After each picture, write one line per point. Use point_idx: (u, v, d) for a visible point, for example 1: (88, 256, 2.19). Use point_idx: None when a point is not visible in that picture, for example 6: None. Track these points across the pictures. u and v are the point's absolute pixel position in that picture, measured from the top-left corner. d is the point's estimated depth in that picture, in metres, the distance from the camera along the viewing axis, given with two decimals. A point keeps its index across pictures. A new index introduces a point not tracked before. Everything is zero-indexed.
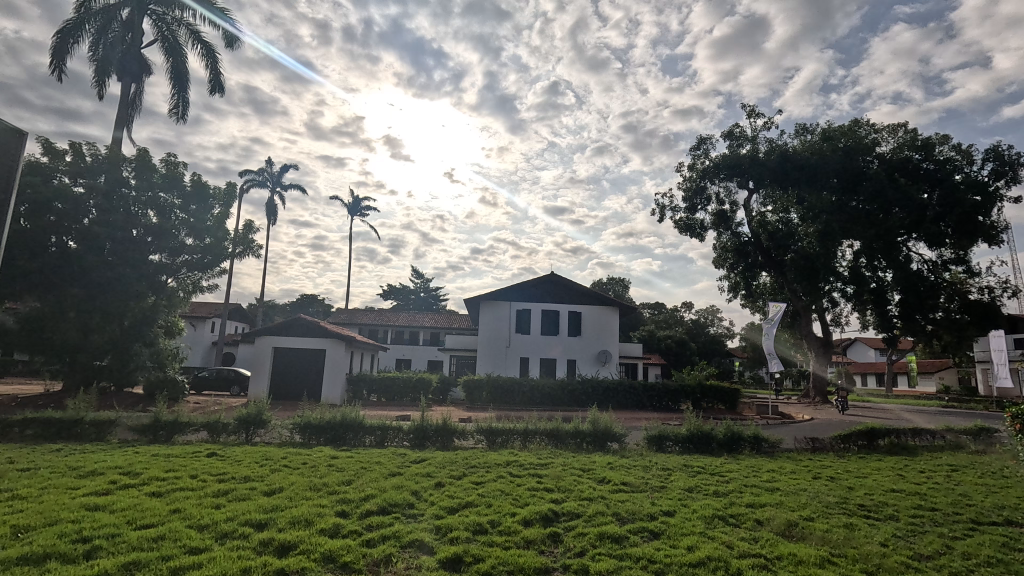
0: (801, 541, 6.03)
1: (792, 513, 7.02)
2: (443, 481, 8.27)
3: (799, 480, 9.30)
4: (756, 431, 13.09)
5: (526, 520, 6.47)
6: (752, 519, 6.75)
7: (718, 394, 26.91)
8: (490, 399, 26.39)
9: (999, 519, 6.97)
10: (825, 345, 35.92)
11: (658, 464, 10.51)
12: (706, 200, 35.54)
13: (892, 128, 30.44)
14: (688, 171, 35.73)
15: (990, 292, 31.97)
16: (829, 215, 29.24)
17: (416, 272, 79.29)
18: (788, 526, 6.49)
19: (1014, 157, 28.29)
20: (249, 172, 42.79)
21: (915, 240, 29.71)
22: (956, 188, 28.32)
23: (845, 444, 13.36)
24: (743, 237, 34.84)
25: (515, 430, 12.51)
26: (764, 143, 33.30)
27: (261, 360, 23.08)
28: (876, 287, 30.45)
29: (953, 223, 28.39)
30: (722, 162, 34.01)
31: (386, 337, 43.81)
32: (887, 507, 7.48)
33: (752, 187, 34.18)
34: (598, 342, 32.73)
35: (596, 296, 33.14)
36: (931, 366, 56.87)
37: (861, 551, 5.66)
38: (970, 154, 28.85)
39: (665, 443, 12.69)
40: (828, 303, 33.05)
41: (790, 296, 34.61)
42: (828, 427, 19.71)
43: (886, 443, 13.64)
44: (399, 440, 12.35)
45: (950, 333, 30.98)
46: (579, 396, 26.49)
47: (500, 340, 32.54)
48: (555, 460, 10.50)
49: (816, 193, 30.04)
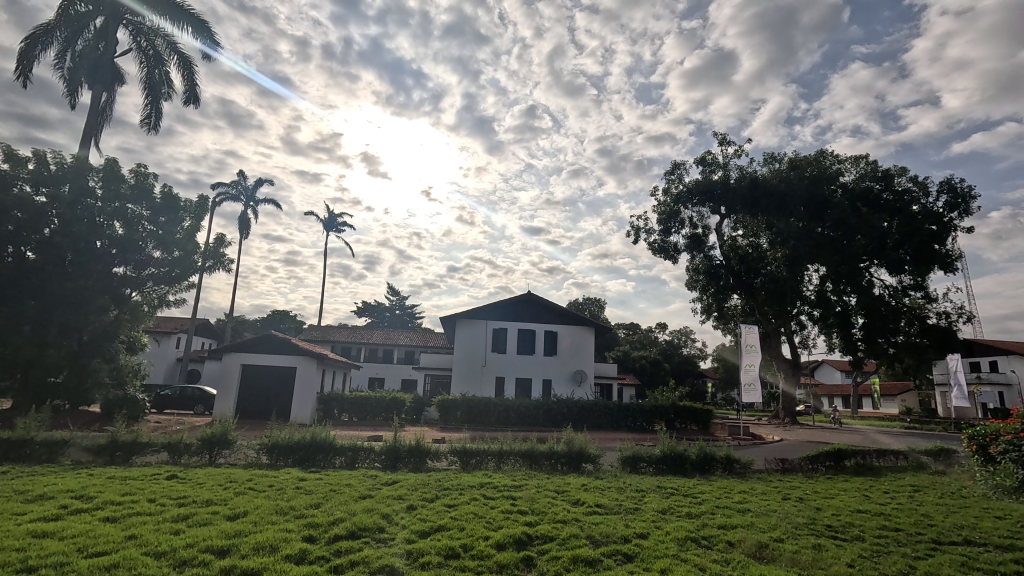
0: (772, 564, 6.09)
1: (762, 534, 7.10)
2: (416, 504, 8.11)
3: (769, 501, 9.40)
4: (728, 451, 13.25)
5: (499, 543, 6.38)
6: (724, 541, 6.80)
7: (692, 415, 27.20)
8: (465, 419, 26.11)
9: (959, 538, 7.19)
10: (794, 366, 36.72)
11: (632, 486, 10.52)
12: (680, 223, 36.38)
13: (855, 159, 31.86)
14: (663, 195, 36.67)
15: (947, 318, 33.36)
16: (797, 241, 30.34)
17: (391, 288, 79.04)
18: (759, 547, 6.57)
19: (966, 191, 29.94)
20: (222, 185, 41.95)
21: (876, 266, 30.95)
22: (914, 218, 29.80)
23: (813, 465, 13.64)
24: (715, 259, 35.55)
25: (489, 450, 12.34)
26: (735, 170, 34.55)
27: (228, 378, 22.50)
28: (841, 311, 31.56)
29: (912, 252, 29.83)
30: (695, 187, 35.02)
31: (360, 355, 43.09)
32: (853, 528, 7.64)
33: (724, 212, 35.34)
34: (573, 362, 32.82)
35: (571, 317, 33.36)
36: (894, 388, 58.88)
37: (829, 571, 5.78)
38: (927, 186, 30.39)
39: (639, 464, 12.72)
40: (796, 325, 33.96)
41: (760, 318, 35.44)
42: (796, 448, 19.96)
43: (852, 464, 13.97)
44: (371, 461, 12.09)
45: (911, 357, 32.16)
46: (555, 416, 26.37)
47: (476, 358, 32.34)
48: (529, 482, 10.42)
49: (784, 218, 31.25)
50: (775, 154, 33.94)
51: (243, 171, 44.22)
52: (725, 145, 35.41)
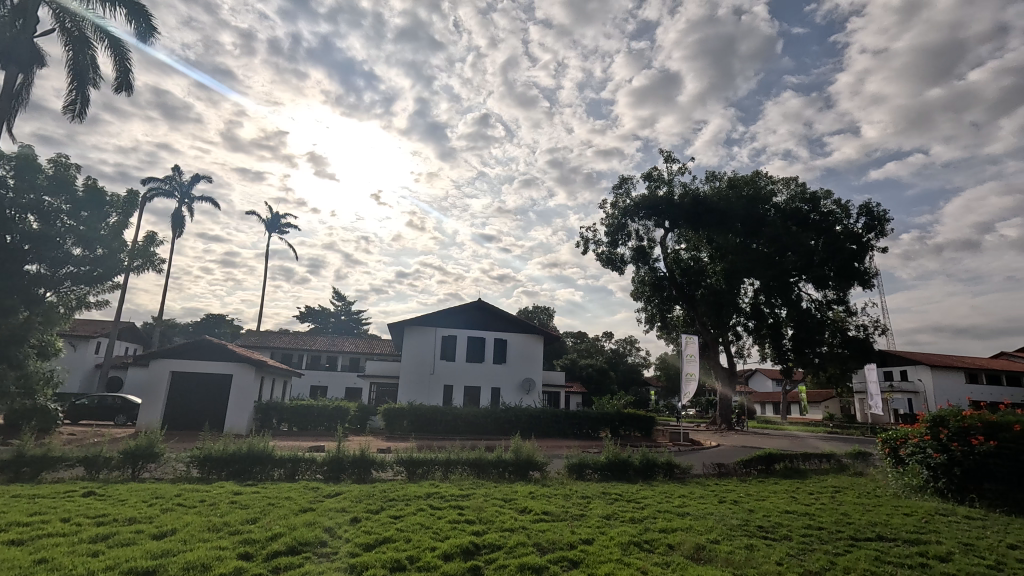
0: (708, 564, 6.38)
1: (701, 536, 7.42)
2: (360, 516, 7.89)
3: (706, 504, 9.86)
4: (669, 457, 13.74)
5: (446, 554, 6.32)
6: (665, 544, 7.05)
7: (636, 422, 27.99)
8: (412, 428, 25.63)
9: (872, 534, 7.83)
10: (731, 374, 38.61)
11: (577, 492, 10.71)
12: (627, 236, 37.63)
13: (787, 181, 34.13)
14: (611, 208, 37.83)
15: (864, 330, 36.23)
16: (735, 256, 32.11)
17: (337, 293, 76.87)
18: (697, 549, 6.85)
19: (881, 214, 32.77)
20: (154, 180, 39.42)
21: (804, 281, 33.20)
22: (837, 238, 32.27)
23: (746, 469, 14.40)
24: (660, 272, 36.93)
25: (436, 459, 12.19)
26: (679, 186, 36.17)
27: (155, 386, 21.01)
28: (773, 322, 33.63)
29: (835, 269, 32.28)
30: (642, 201, 36.34)
31: (301, 362, 41.45)
32: (782, 528, 8.15)
33: (668, 227, 36.86)
34: (522, 370, 33.01)
35: (521, 325, 33.58)
36: (819, 396, 63.12)
37: (759, 570, 6.11)
38: (848, 209, 33.04)
39: (585, 471, 12.98)
40: (733, 336, 35.78)
41: (700, 328, 37.01)
42: (732, 453, 21.01)
43: (782, 467, 14.85)
44: (312, 472, 11.66)
45: (834, 366, 34.61)
46: (503, 424, 26.35)
47: (424, 366, 31.92)
48: (477, 491, 10.39)
49: (723, 234, 33.02)
50: (715, 173, 35.81)
51: (178, 166, 41.76)
52: (670, 162, 37.07)
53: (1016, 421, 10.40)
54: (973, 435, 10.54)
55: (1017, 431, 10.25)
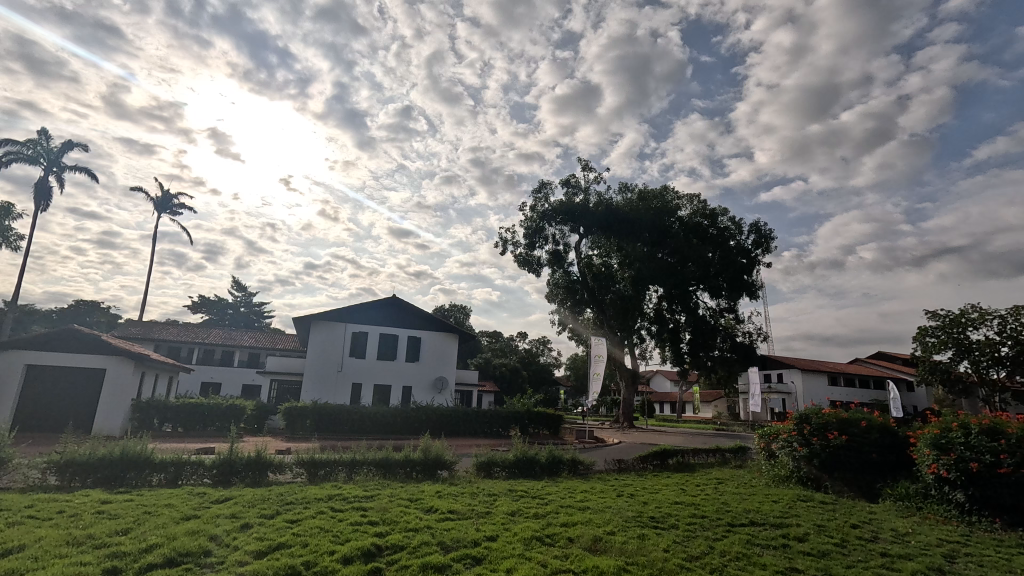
0: (604, 554, 6.75)
1: (598, 529, 7.82)
2: (252, 522, 7.39)
3: (605, 498, 10.40)
4: (574, 454, 14.31)
5: (346, 557, 6.12)
6: (564, 537, 7.34)
7: (545, 420, 28.81)
8: (315, 428, 24.39)
9: (747, 520, 8.68)
10: (633, 375, 40.98)
11: (484, 490, 10.82)
12: (544, 239, 38.62)
13: (691, 197, 36.86)
14: (530, 211, 38.63)
15: (749, 336, 40.08)
16: (642, 264, 34.18)
17: (236, 283, 71.23)
18: (594, 541, 7.22)
19: (768, 233, 36.45)
20: (14, 144, 34.10)
21: (701, 290, 36.08)
22: (730, 252, 35.41)
23: (643, 464, 15.39)
24: (573, 275, 38.31)
25: (340, 460, 11.72)
26: (594, 195, 37.73)
27: (5, 382, 18.15)
28: (673, 327, 36.21)
29: (728, 280, 35.41)
30: (559, 206, 37.49)
31: (191, 357, 37.90)
32: (670, 517, 8.82)
33: (582, 233, 38.33)
34: (435, 369, 32.63)
35: (436, 323, 33.22)
36: (709, 396, 68.87)
37: (648, 557, 6.57)
38: (741, 226, 36.37)
39: (493, 469, 13.15)
40: (637, 339, 38.00)
41: (608, 331, 38.82)
42: (631, 449, 22.35)
43: (674, 462, 16.05)
44: (200, 477, 10.73)
45: (723, 368, 37.94)
46: (413, 423, 25.89)
47: (331, 363, 30.55)
48: (381, 491, 10.13)
49: (632, 243, 34.97)
50: (628, 185, 37.80)
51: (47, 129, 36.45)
52: (587, 171, 38.57)
53: (863, 418, 12.08)
54: (830, 430, 12.05)
55: (864, 426, 11.89)
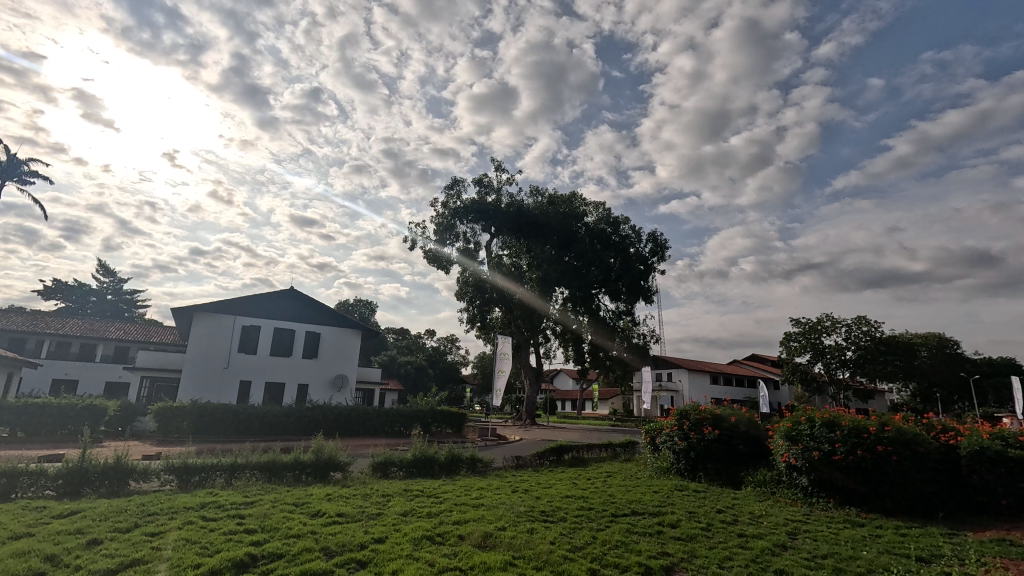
0: (492, 550, 6.85)
1: (489, 525, 7.93)
2: (104, 538, 6.56)
3: (500, 495, 10.56)
4: (473, 452, 14.37)
5: (215, 570, 5.64)
6: (455, 535, 7.35)
7: (448, 418, 28.68)
8: (193, 431, 22.23)
9: (630, 510, 9.26)
10: (537, 374, 42.10)
11: (377, 491, 10.51)
12: (454, 236, 38.44)
13: (597, 205, 38.64)
14: (442, 207, 38.25)
15: (644, 338, 42.88)
16: (549, 266, 35.22)
17: (103, 268, 62.75)
18: (484, 537, 7.31)
19: (663, 243, 39.25)
20: None
21: (603, 294, 38.00)
22: (630, 259, 37.64)
23: (540, 460, 15.87)
24: (483, 274, 38.52)
25: (219, 465, 10.76)
26: (506, 195, 38.23)
27: None
28: (576, 328, 37.76)
29: (627, 285, 37.59)
30: (471, 204, 37.50)
31: (40, 350, 32.80)
32: (559, 511, 9.18)
33: (493, 232, 38.65)
34: (334, 366, 31.10)
35: (337, 318, 31.71)
36: (607, 393, 72.69)
37: (535, 550, 6.79)
38: (640, 235, 38.80)
39: (390, 469, 12.84)
40: (542, 339, 39.11)
41: (514, 331, 39.51)
42: (530, 446, 22.93)
43: (569, 457, 16.75)
44: (42, 489, 9.33)
45: (619, 368, 40.26)
46: (307, 424, 24.47)
47: (216, 359, 28.05)
48: (264, 497, 9.46)
49: (540, 245, 35.93)
50: (539, 189, 38.78)
51: None
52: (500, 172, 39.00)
53: (733, 414, 13.38)
54: (705, 424, 13.29)
55: (733, 421, 13.19)
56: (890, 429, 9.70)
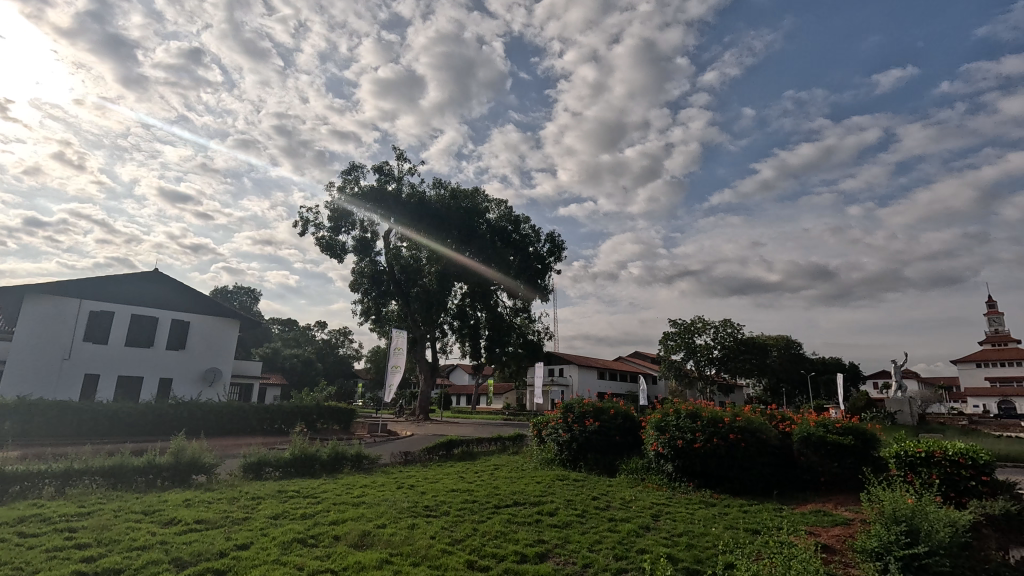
0: (369, 549, 6.66)
1: (368, 523, 7.70)
2: None
3: (383, 492, 10.31)
4: (359, 450, 13.83)
5: None
6: (330, 536, 7.03)
7: (334, 414, 27.34)
8: (18, 433, 18.90)
9: (512, 501, 9.53)
10: (433, 368, 41.68)
11: (247, 494, 9.72)
12: (350, 224, 36.72)
13: (499, 202, 39.12)
14: (337, 193, 36.34)
15: (538, 335, 44.28)
16: (448, 260, 34.98)
17: None
18: (362, 536, 7.08)
19: (560, 243, 40.82)
20: None
21: (501, 290, 38.62)
22: (528, 257, 38.63)
23: (429, 455, 15.74)
24: (379, 265, 37.25)
25: (50, 471, 9.27)
26: (407, 185, 37.29)
27: None
28: (473, 323, 37.94)
29: (524, 283, 38.53)
30: (370, 192, 36.05)
31: None
32: (443, 505, 9.16)
33: (392, 222, 37.52)
34: (206, 359, 28.19)
35: (210, 306, 28.73)
36: (502, 388, 74.12)
37: (413, 546, 6.72)
38: (539, 235, 40.00)
39: (264, 470, 11.95)
40: (439, 333, 38.79)
41: (410, 324, 38.73)
42: (421, 441, 22.66)
43: (458, 451, 16.81)
44: None
45: (514, 363, 41.19)
46: (168, 423, 21.90)
47: (53, 349, 24.08)
48: (106, 506, 8.31)
49: (440, 239, 35.58)
50: (441, 182, 38.35)
51: None
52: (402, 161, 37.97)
53: (612, 407, 14.31)
54: (587, 418, 14.07)
55: (612, 413, 14.10)
56: (741, 419, 10.99)
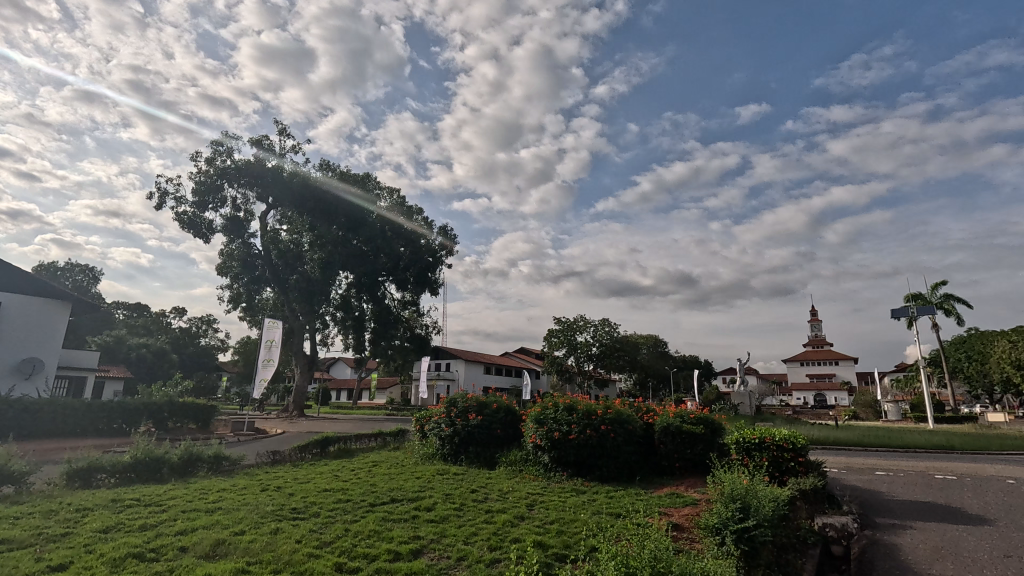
0: (222, 559, 6.03)
1: (223, 531, 6.98)
2: None
3: (245, 495, 9.42)
4: (218, 450, 12.48)
5: None
6: (175, 548, 6.25)
7: (190, 412, 24.44)
8: None
9: (389, 499, 9.27)
10: (311, 361, 39.15)
11: (71, 506, 8.29)
12: (220, 200, 33.13)
13: (391, 191, 37.86)
14: (205, 165, 32.54)
15: (426, 329, 43.66)
16: (333, 248, 33.06)
17: None
18: (214, 545, 6.40)
19: (453, 238, 40.60)
20: None
21: (389, 282, 37.44)
22: (419, 249, 37.86)
23: (301, 453, 14.75)
24: (253, 248, 34.09)
25: None
26: (289, 164, 34.52)
27: None
28: (358, 315, 36.28)
29: (413, 275, 37.70)
30: (245, 167, 32.79)
31: None
32: (313, 507, 8.61)
33: (270, 202, 34.51)
34: (23, 348, 23.61)
35: (32, 284, 24.15)
36: (385, 382, 72.00)
37: (275, 552, 6.21)
38: (431, 227, 39.41)
39: (96, 477, 10.32)
40: (320, 324, 36.54)
41: (287, 314, 35.98)
42: (292, 439, 21.15)
43: (334, 449, 15.97)
44: None
45: (400, 357, 40.18)
46: None
47: None
48: None
49: (325, 224, 33.47)
50: (329, 164, 36.12)
51: None
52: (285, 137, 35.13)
53: (495, 401, 14.54)
54: (470, 412, 14.18)
55: (495, 407, 14.33)
56: (611, 411, 11.82)
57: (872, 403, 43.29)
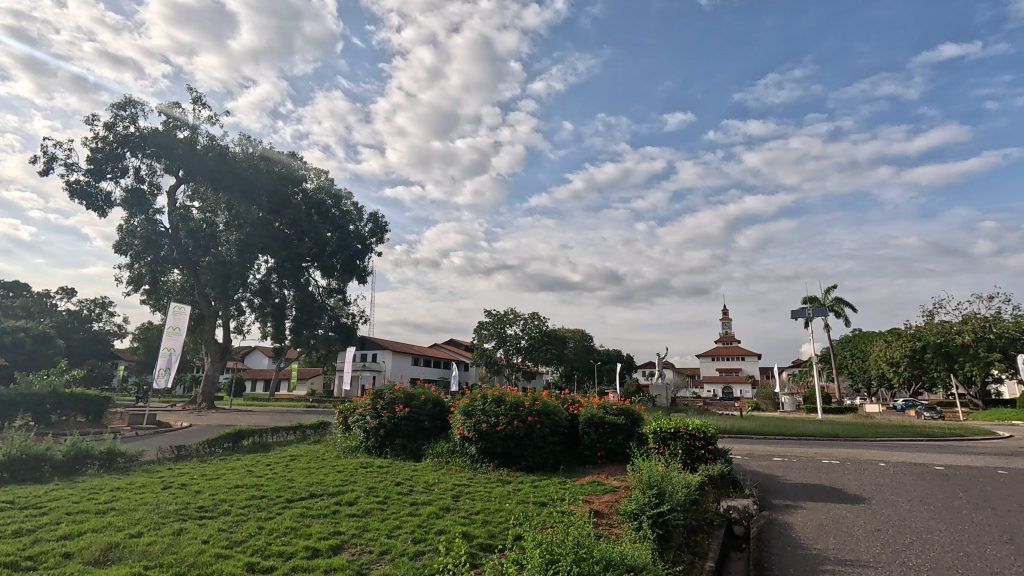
0: (116, 564, 5.49)
1: (118, 533, 6.36)
2: None
3: (144, 494, 8.63)
4: (113, 446, 11.33)
5: None
6: (59, 555, 5.61)
7: (80, 403, 21.99)
8: None
9: (307, 494, 8.87)
10: (224, 350, 36.54)
11: None
12: (119, 170, 29.96)
13: (318, 172, 36.13)
14: (103, 130, 29.26)
15: (352, 318, 42.15)
16: (252, 229, 31.01)
17: None
18: (106, 549, 5.81)
19: (383, 225, 39.45)
20: None
21: (314, 268, 35.72)
22: (348, 235, 36.41)
23: (210, 448, 13.77)
24: (159, 226, 31.17)
25: None
26: (204, 136, 31.84)
27: None
28: (278, 302, 34.25)
29: (340, 263, 36.19)
30: (152, 136, 29.83)
31: None
32: (223, 505, 8.04)
33: (180, 176, 31.68)
34: None
35: None
36: (306, 373, 68.86)
37: (178, 554, 5.75)
38: (361, 213, 38.05)
39: None
40: (235, 311, 34.16)
41: (198, 299, 33.35)
42: (198, 433, 19.64)
43: (248, 443, 15.03)
44: None
45: (323, 347, 38.48)
46: None
47: None
48: None
49: (243, 204, 31.23)
50: (250, 139, 33.81)
51: None
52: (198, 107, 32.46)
53: (423, 393, 14.32)
54: (397, 404, 13.90)
55: (422, 399, 14.12)
56: (538, 403, 12.08)
57: (771, 395, 47.46)
